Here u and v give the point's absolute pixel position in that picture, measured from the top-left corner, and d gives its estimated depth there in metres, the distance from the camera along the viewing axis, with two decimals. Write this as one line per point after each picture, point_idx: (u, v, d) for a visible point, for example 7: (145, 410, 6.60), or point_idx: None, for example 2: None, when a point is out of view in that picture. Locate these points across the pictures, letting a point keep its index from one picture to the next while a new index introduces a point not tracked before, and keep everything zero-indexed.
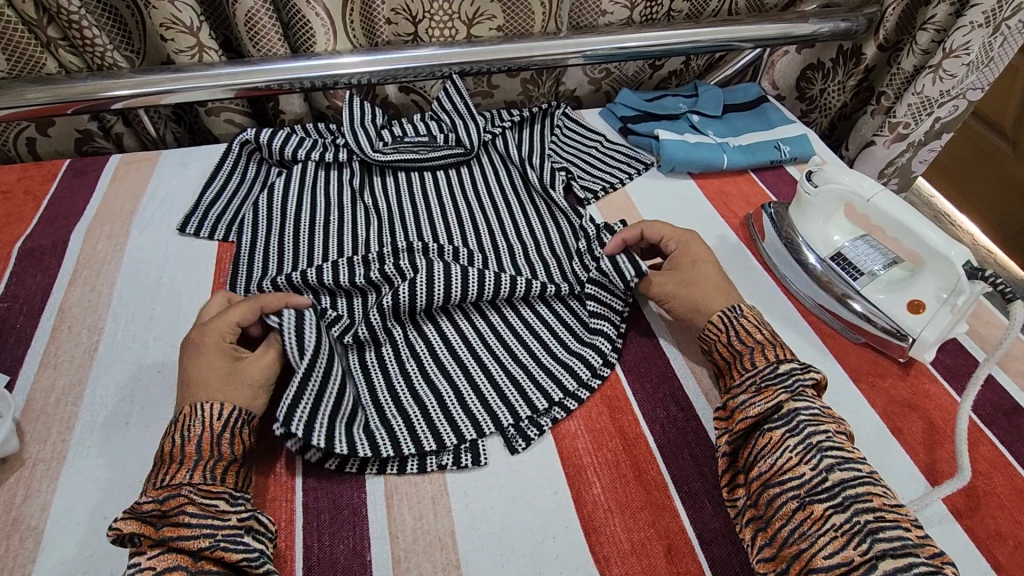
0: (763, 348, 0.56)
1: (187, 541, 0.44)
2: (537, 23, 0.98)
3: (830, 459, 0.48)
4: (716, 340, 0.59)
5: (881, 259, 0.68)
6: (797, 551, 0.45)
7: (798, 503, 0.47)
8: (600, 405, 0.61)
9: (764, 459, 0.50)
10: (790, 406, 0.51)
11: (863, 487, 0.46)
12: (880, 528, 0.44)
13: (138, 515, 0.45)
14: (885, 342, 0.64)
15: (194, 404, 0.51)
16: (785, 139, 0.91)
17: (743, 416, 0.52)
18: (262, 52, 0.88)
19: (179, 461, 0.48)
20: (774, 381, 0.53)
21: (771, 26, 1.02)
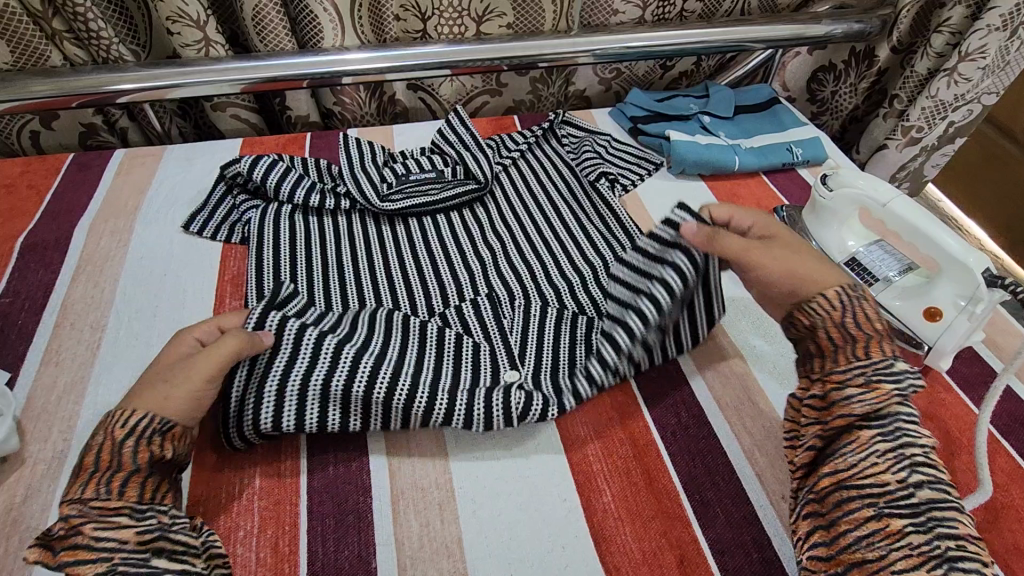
0: (879, 340, 0.50)
1: (84, 566, 0.41)
2: (548, 21, 0.97)
3: (921, 475, 0.45)
4: (824, 316, 0.52)
5: (896, 266, 0.66)
6: (860, 560, 0.42)
7: (874, 512, 0.43)
8: (611, 411, 0.60)
9: (846, 458, 0.46)
10: (895, 408, 0.47)
11: (952, 512, 0.43)
12: (960, 556, 0.41)
13: (43, 540, 0.43)
14: (900, 349, 0.63)
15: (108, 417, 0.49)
16: (797, 142, 0.90)
17: (844, 411, 0.48)
18: (270, 47, 0.87)
19: (83, 477, 0.46)
20: (888, 379, 0.48)
21: (785, 27, 1.01)
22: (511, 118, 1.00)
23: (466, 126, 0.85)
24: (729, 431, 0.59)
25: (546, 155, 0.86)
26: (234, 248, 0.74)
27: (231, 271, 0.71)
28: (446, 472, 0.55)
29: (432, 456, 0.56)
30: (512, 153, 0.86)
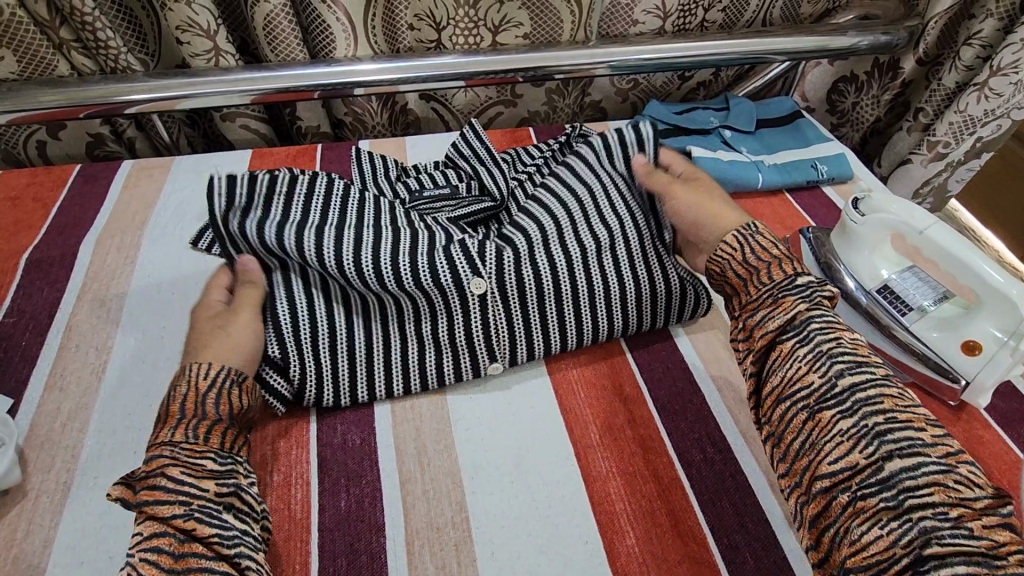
0: (780, 262, 0.53)
1: (161, 506, 0.43)
2: (566, 32, 0.95)
3: (841, 364, 0.46)
4: (730, 257, 0.56)
5: (931, 294, 0.63)
6: (807, 461, 0.44)
7: (807, 414, 0.46)
8: (634, 444, 0.58)
9: (776, 372, 0.48)
10: (805, 314, 0.49)
11: (877, 391, 0.45)
12: (889, 430, 0.42)
13: (125, 480, 0.46)
14: (934, 382, 0.60)
15: (186, 368, 0.52)
16: (822, 158, 0.87)
17: (763, 331, 0.51)
18: (281, 57, 0.85)
19: (167, 423, 0.49)
20: (793, 292, 0.51)
21: (808, 39, 0.98)
22: (526, 129, 0.97)
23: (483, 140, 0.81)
24: (757, 468, 0.56)
25: None
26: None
27: None
28: (462, 510, 0.53)
29: (448, 492, 0.54)
30: (529, 167, 0.80)
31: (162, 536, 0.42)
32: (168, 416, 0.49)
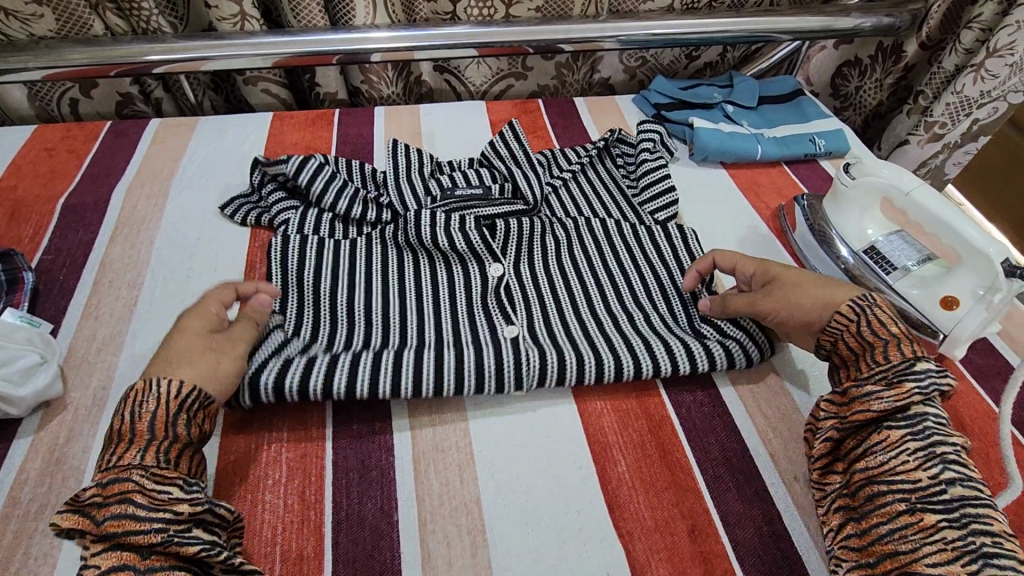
0: (899, 342, 0.52)
1: (136, 536, 0.42)
2: (577, 7, 0.98)
3: (953, 472, 0.46)
4: (841, 329, 0.55)
5: (915, 255, 0.66)
6: (892, 551, 0.45)
7: (905, 507, 0.46)
8: (627, 385, 0.62)
9: (875, 455, 0.49)
10: (918, 409, 0.49)
11: (983, 509, 0.45)
12: (995, 553, 0.42)
13: (79, 506, 0.45)
14: (914, 338, 0.64)
15: (147, 380, 0.50)
16: (820, 133, 0.90)
17: (864, 408, 0.50)
18: (303, 23, 0.89)
19: (126, 442, 0.47)
20: (910, 379, 0.50)
21: (812, 19, 1.00)
22: (536, 101, 1.01)
23: (518, 142, 0.85)
24: (742, 411, 0.60)
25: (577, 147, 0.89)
26: (262, 231, 0.75)
27: (261, 238, 0.74)
28: (466, 434, 0.57)
29: (453, 421, 0.58)
30: (565, 172, 0.83)
31: (121, 567, 0.41)
32: (131, 432, 0.47)
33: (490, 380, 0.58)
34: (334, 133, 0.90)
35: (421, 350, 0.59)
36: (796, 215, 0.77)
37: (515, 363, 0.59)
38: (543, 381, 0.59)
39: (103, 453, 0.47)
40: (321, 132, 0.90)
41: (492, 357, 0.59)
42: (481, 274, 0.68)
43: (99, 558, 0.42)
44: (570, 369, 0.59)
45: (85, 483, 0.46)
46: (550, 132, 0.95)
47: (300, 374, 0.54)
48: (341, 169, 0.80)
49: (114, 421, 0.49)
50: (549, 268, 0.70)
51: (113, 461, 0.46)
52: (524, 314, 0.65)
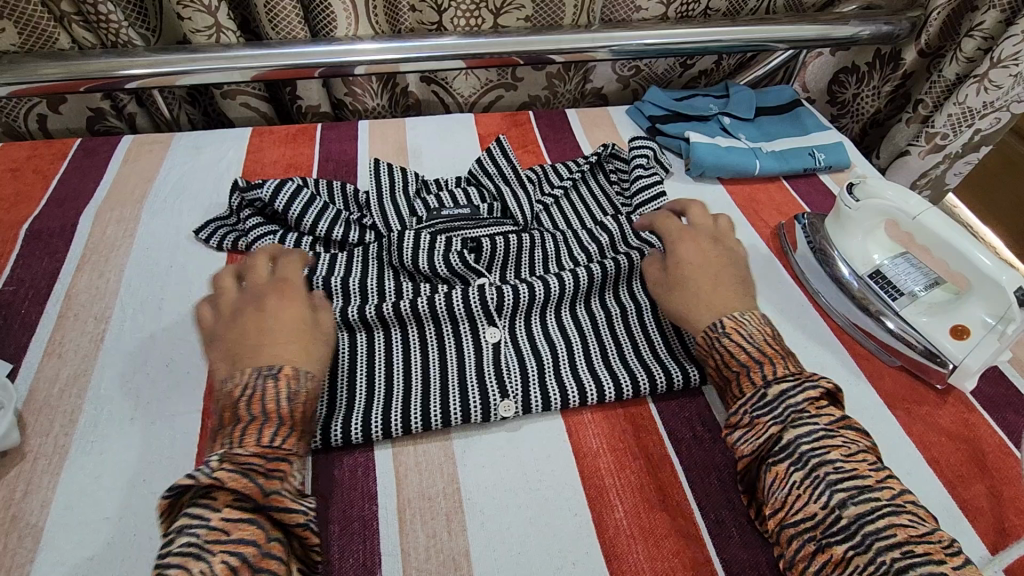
0: (747, 372, 0.52)
1: (290, 514, 0.44)
2: (568, 16, 0.94)
3: (840, 494, 0.44)
4: (706, 361, 0.56)
5: (922, 279, 0.64)
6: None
7: (815, 546, 0.44)
8: (624, 422, 0.58)
9: (774, 495, 0.47)
10: (788, 435, 0.48)
11: (885, 521, 0.42)
12: (908, 565, 0.40)
13: (238, 469, 0.43)
14: (923, 366, 0.61)
15: (296, 368, 0.50)
16: (820, 147, 0.88)
17: (741, 454, 0.50)
18: (282, 35, 0.85)
19: (282, 424, 0.47)
20: (764, 411, 0.50)
21: (809, 28, 0.98)
22: (526, 113, 0.97)
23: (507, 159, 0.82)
24: None
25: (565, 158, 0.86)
26: (239, 256, 0.71)
27: (238, 264, 0.70)
28: (454, 482, 0.54)
29: (439, 466, 0.55)
30: (556, 189, 0.80)
31: (249, 543, 0.41)
32: (276, 413, 0.48)
33: (473, 403, 0.57)
34: (316, 150, 0.86)
35: (410, 371, 0.59)
36: (797, 235, 0.74)
37: (497, 378, 0.59)
38: (528, 409, 0.58)
39: (238, 423, 0.47)
40: (303, 149, 0.86)
41: (477, 386, 0.58)
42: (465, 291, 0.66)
43: (229, 525, 0.41)
44: (554, 396, 0.59)
45: (233, 449, 0.45)
46: (540, 146, 0.91)
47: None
48: (324, 195, 0.76)
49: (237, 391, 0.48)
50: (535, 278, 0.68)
51: (274, 442, 0.46)
52: (508, 318, 0.64)
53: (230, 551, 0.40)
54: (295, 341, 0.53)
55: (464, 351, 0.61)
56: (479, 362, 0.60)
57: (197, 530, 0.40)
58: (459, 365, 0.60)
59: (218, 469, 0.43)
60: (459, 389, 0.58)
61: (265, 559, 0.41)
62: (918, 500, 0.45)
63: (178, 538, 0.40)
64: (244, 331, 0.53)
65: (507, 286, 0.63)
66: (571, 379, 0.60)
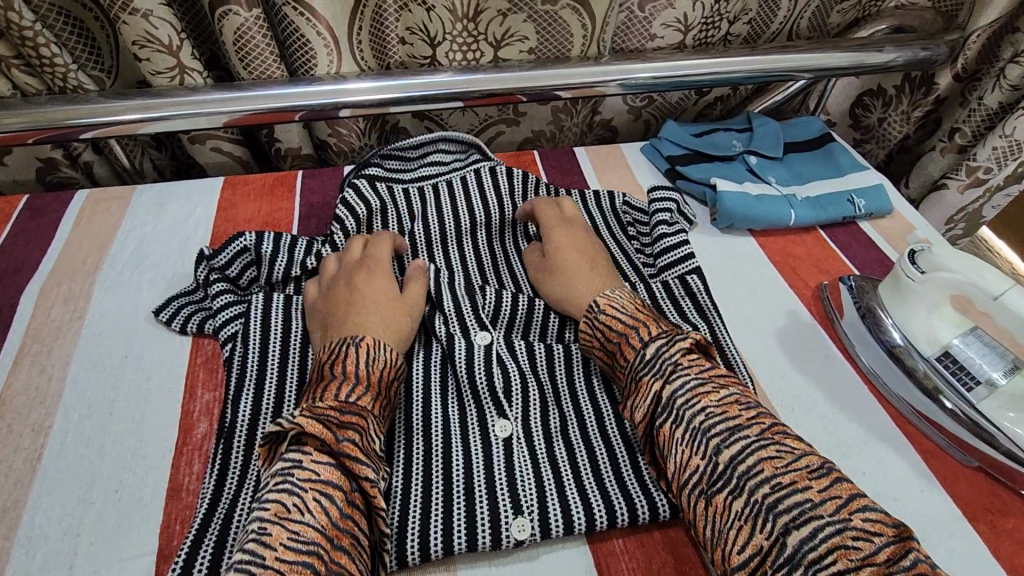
0: (627, 340, 0.53)
1: (360, 465, 0.44)
2: (575, 46, 0.84)
3: (716, 437, 0.44)
4: (591, 345, 0.57)
5: (1000, 365, 0.56)
6: (718, 551, 0.42)
7: (704, 497, 0.44)
8: (662, 551, 0.49)
9: (667, 458, 0.47)
10: (666, 392, 0.48)
11: (754, 456, 0.43)
12: (779, 499, 0.40)
13: (316, 419, 0.45)
14: (1008, 470, 0.53)
15: (377, 340, 0.53)
16: (858, 190, 0.79)
17: (634, 420, 0.50)
18: (255, 75, 0.75)
19: (358, 383, 0.49)
20: (646, 372, 0.50)
21: (840, 55, 0.89)
22: (530, 152, 0.88)
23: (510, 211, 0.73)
24: None
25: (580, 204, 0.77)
26: (205, 340, 0.61)
27: (205, 351, 0.60)
28: None
29: None
30: None
31: (337, 487, 0.43)
32: (355, 375, 0.49)
33: (481, 525, 0.48)
34: (296, 204, 0.77)
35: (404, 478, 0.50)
36: (845, 300, 0.65)
37: (509, 488, 0.50)
38: (546, 533, 0.48)
39: (326, 384, 0.48)
40: (281, 203, 0.76)
41: (486, 498, 0.49)
42: (465, 344, 0.59)
43: (318, 466, 0.43)
44: (578, 517, 0.49)
45: (316, 402, 0.47)
46: None
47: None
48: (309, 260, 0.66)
49: (326, 361, 0.51)
50: (551, 351, 0.60)
51: (347, 398, 0.47)
52: (520, 407, 0.55)
53: (320, 491, 0.42)
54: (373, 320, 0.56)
55: (472, 471, 0.50)
56: (486, 465, 0.51)
57: (292, 480, 0.42)
58: (462, 469, 0.51)
59: (300, 415, 0.45)
60: (464, 505, 0.48)
61: (350, 505, 0.43)
62: (786, 430, 0.45)
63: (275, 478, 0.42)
64: (340, 306, 0.57)
65: (513, 370, 0.57)
66: (598, 494, 0.50)
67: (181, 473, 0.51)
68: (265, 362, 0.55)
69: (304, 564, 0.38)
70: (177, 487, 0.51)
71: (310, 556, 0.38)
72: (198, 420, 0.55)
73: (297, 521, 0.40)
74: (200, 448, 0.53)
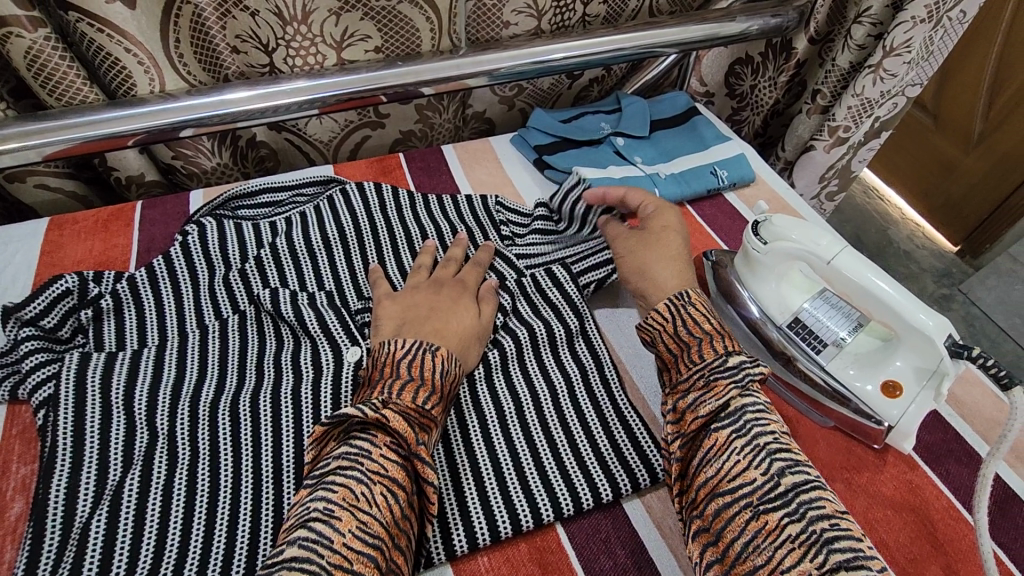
0: (711, 340, 0.50)
1: (426, 467, 0.44)
2: (426, 41, 0.81)
3: (782, 461, 0.42)
4: (659, 329, 0.54)
5: (845, 323, 0.57)
6: (751, 567, 0.38)
7: (751, 513, 0.40)
8: (530, 563, 0.48)
9: (710, 464, 0.44)
10: (737, 402, 0.46)
11: (816, 491, 0.40)
12: (836, 537, 0.37)
13: (399, 410, 0.45)
14: (858, 425, 0.54)
15: (451, 354, 0.52)
16: (721, 162, 0.80)
17: (693, 416, 0.47)
18: (66, 101, 0.68)
19: (433, 391, 0.48)
20: (724, 376, 0.47)
21: (695, 28, 0.89)
22: (396, 155, 0.84)
23: (371, 220, 0.70)
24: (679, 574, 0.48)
25: (445, 206, 0.74)
26: (23, 406, 0.55)
27: (22, 420, 0.54)
28: None
29: None
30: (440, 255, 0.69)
31: (399, 488, 0.42)
32: (426, 375, 0.49)
33: None
34: (135, 238, 0.70)
35: (252, 530, 0.48)
36: (707, 277, 0.65)
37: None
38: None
39: (393, 378, 0.48)
40: (117, 239, 0.70)
41: None
42: (335, 363, 0.58)
43: (387, 462, 0.43)
44: (436, 544, 0.47)
45: (387, 393, 0.47)
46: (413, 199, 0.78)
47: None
48: (143, 297, 0.60)
49: (388, 358, 0.50)
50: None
51: (424, 404, 0.47)
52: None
53: (386, 488, 0.42)
54: (461, 335, 0.56)
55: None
56: None
57: (361, 469, 0.42)
58: None
59: (387, 407, 0.45)
60: None
61: (404, 512, 0.42)
62: None
63: (340, 461, 0.42)
64: (424, 309, 0.58)
65: None
66: (456, 511, 0.48)
67: None
68: (83, 426, 0.50)
69: (368, 557, 0.38)
70: None
71: (373, 550, 0.38)
72: (13, 499, 0.49)
73: (366, 512, 0.39)
74: (13, 532, 0.47)
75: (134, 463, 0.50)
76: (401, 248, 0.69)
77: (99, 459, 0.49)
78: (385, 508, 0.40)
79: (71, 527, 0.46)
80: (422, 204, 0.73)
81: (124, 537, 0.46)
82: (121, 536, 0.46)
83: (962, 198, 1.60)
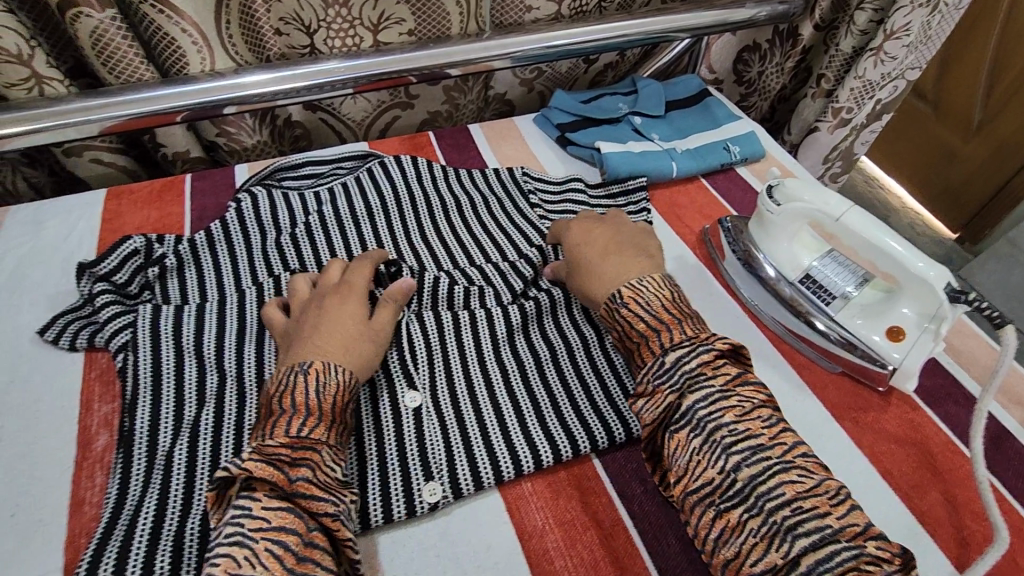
0: (646, 343, 0.53)
1: (318, 503, 0.44)
2: (455, 25, 0.86)
3: (735, 456, 0.45)
4: (611, 332, 0.57)
5: (852, 278, 0.63)
6: (725, 560, 0.44)
7: (715, 512, 0.45)
8: (569, 487, 0.53)
9: (676, 463, 0.48)
10: (686, 403, 0.49)
11: (776, 479, 0.44)
12: (799, 522, 0.42)
13: (266, 458, 0.44)
14: (863, 369, 0.59)
15: (326, 364, 0.51)
16: (734, 138, 0.85)
17: (645, 424, 0.51)
18: (124, 79, 0.72)
19: (309, 415, 0.48)
20: (662, 380, 0.51)
21: (708, 13, 0.94)
22: (425, 133, 0.89)
23: (407, 191, 0.75)
24: None
25: (475, 179, 0.78)
26: (99, 354, 0.60)
27: (99, 365, 0.59)
28: None
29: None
30: (471, 221, 0.74)
31: (291, 533, 0.41)
32: (306, 406, 0.48)
33: (396, 498, 0.50)
34: (187, 207, 0.75)
35: None
36: (722, 240, 0.70)
37: (419, 454, 0.53)
38: (458, 494, 0.51)
39: (273, 417, 0.47)
40: (171, 208, 0.75)
41: (396, 463, 0.52)
42: None
43: (269, 513, 0.42)
44: (486, 471, 0.52)
45: (265, 440, 0.45)
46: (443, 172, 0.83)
47: (149, 540, 0.46)
48: (205, 259, 0.65)
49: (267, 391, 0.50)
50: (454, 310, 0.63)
51: (297, 432, 0.46)
52: (425, 374, 0.58)
53: (271, 539, 0.41)
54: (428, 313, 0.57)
55: (385, 448, 0.53)
56: (397, 432, 0.54)
57: (240, 528, 0.41)
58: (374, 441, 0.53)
59: (246, 459, 0.43)
60: (378, 472, 0.51)
61: (308, 549, 0.41)
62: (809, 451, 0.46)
63: (223, 526, 0.41)
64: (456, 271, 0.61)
65: (418, 341, 0.60)
66: (502, 443, 0.54)
67: (83, 487, 0.51)
68: (162, 367, 0.56)
69: None
70: (80, 500, 0.50)
71: None
72: (97, 433, 0.54)
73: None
74: (101, 460, 0.53)
75: (208, 400, 0.55)
76: (434, 216, 0.74)
77: (177, 396, 0.55)
78: (274, 557, 0.40)
79: (155, 455, 0.51)
80: (453, 177, 0.78)
81: (203, 462, 0.51)
82: (201, 461, 0.51)
83: (962, 185, 1.65)
